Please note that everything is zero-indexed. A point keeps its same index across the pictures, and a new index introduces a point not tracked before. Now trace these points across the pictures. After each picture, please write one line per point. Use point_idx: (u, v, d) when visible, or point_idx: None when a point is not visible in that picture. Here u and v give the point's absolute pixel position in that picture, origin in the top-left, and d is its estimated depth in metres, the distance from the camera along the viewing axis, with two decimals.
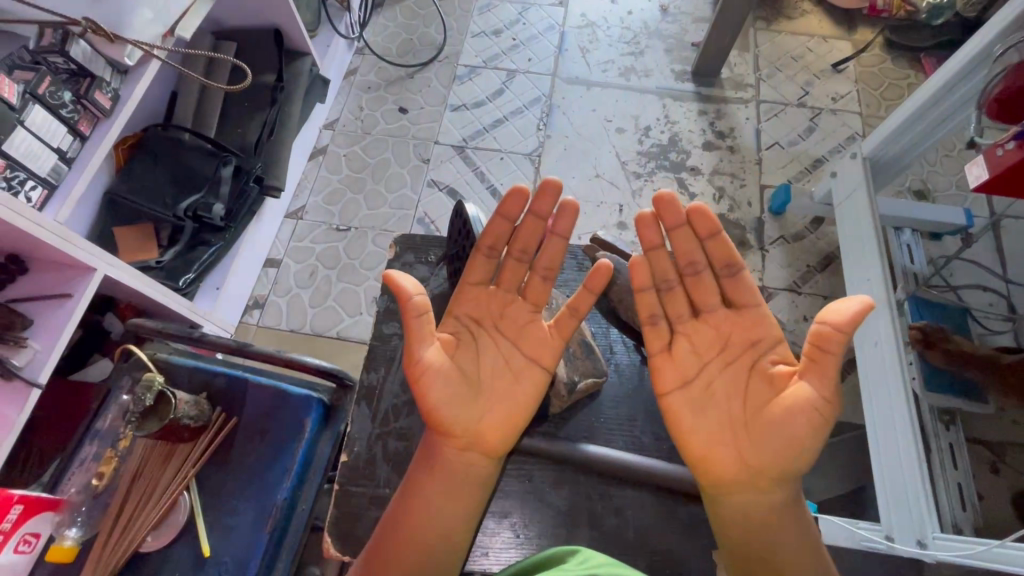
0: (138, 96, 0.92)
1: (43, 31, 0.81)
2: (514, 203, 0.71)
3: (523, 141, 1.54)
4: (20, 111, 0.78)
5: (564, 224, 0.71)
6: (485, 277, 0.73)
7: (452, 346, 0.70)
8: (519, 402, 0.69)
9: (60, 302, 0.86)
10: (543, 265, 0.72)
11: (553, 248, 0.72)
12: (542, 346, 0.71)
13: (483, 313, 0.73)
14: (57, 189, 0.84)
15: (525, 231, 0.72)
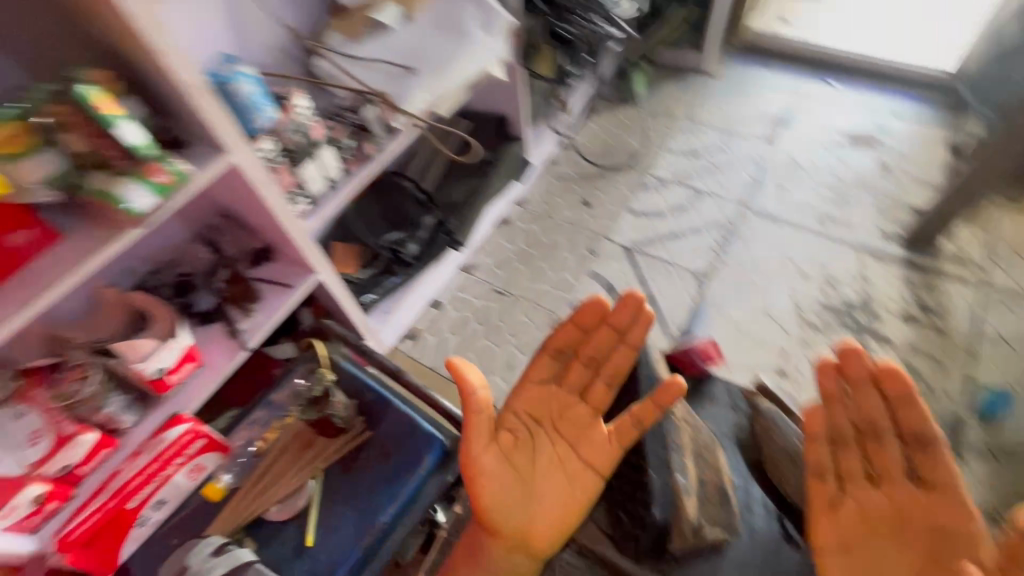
0: (394, 151, 1.14)
1: (350, 94, 1.07)
2: (587, 318, 0.80)
3: (694, 259, 1.54)
4: (319, 146, 0.99)
5: (636, 333, 0.77)
6: (549, 376, 0.81)
7: (509, 439, 0.77)
8: (569, 505, 0.73)
9: (282, 289, 1.07)
10: (615, 370, 0.78)
11: (622, 358, 0.77)
12: (597, 451, 0.75)
13: (545, 409, 0.79)
14: (315, 207, 1.06)
15: (594, 343, 0.80)
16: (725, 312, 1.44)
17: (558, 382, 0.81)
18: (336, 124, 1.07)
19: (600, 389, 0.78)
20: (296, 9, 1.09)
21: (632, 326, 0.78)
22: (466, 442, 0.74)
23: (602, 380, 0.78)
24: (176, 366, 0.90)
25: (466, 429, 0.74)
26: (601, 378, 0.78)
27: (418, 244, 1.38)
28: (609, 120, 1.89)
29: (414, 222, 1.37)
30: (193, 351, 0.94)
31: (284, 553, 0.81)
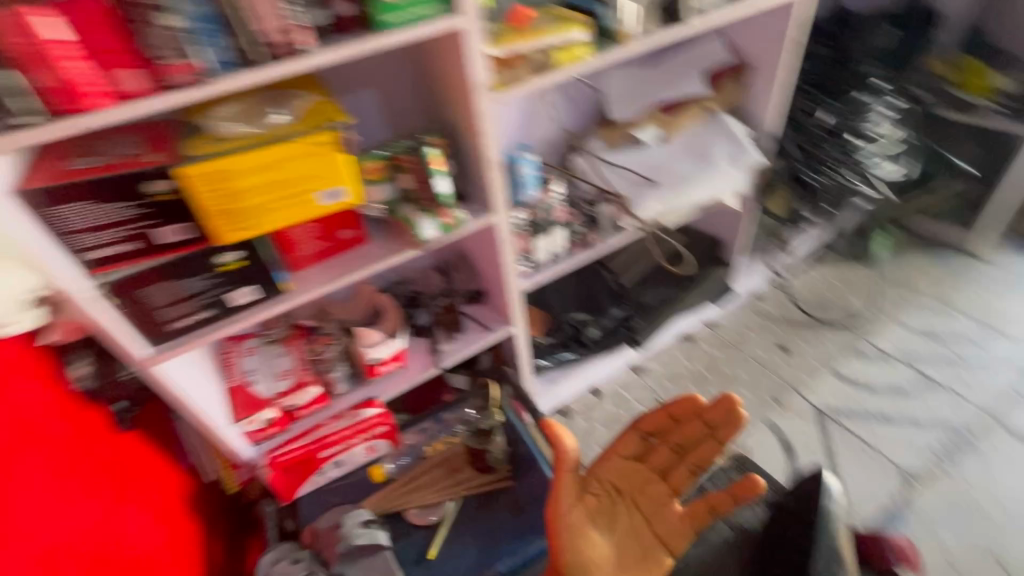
0: (612, 244, 1.27)
1: (594, 191, 1.24)
2: (683, 408, 0.79)
3: (905, 454, 1.31)
4: (555, 225, 1.16)
5: (726, 433, 0.76)
6: (634, 450, 0.81)
7: (590, 499, 0.79)
8: None
9: (481, 330, 1.23)
10: (698, 460, 0.77)
11: (709, 452, 0.77)
12: (675, 532, 0.75)
13: (628, 480, 0.79)
14: (532, 273, 1.21)
15: (684, 431, 0.79)
16: (936, 533, 1.19)
17: (642, 459, 0.81)
18: (574, 211, 1.23)
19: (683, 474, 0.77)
20: (571, 113, 1.30)
21: (724, 424, 0.77)
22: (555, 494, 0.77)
23: (686, 467, 0.78)
24: (388, 360, 1.09)
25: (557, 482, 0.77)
26: (686, 464, 0.78)
27: (600, 331, 1.46)
28: (833, 272, 1.76)
29: (603, 310, 1.47)
30: (402, 353, 1.12)
31: (407, 556, 0.90)
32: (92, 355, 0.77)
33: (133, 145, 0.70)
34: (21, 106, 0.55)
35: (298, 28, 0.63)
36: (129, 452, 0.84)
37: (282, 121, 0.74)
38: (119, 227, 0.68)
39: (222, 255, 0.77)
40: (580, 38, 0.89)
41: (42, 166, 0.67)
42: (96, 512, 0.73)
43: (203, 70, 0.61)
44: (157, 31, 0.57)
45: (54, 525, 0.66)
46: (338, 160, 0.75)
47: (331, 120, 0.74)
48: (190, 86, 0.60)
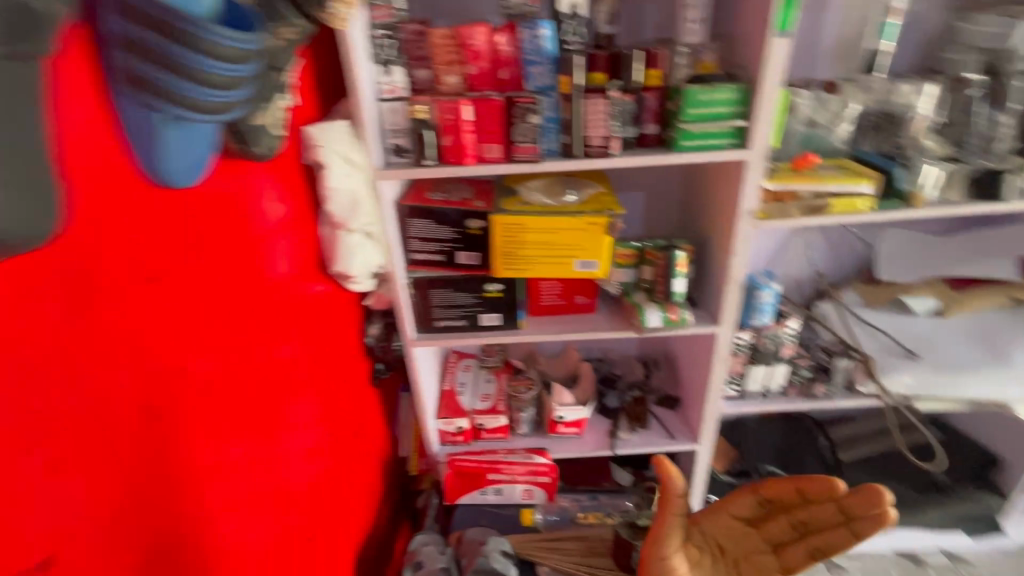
0: (840, 405, 1.12)
1: (836, 343, 1.14)
2: (823, 491, 0.69)
3: None
4: (779, 360, 1.11)
5: (865, 527, 0.66)
6: (748, 512, 0.75)
7: (692, 549, 0.75)
8: None
9: (664, 435, 1.21)
10: (823, 546, 0.69)
11: (841, 542, 0.68)
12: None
13: (737, 540, 0.75)
14: (737, 398, 1.16)
15: (813, 510, 0.70)
16: None
17: (755, 525, 0.75)
18: (805, 354, 1.14)
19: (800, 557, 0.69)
20: (831, 259, 1.24)
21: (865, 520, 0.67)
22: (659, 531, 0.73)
23: (806, 547, 0.70)
24: (569, 423, 1.17)
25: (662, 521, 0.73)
26: (806, 544, 0.70)
27: None
28: None
29: None
30: (584, 422, 1.19)
31: None
32: (382, 322, 1.04)
33: (467, 192, 0.97)
34: (430, 153, 0.84)
35: (614, 138, 0.83)
36: (369, 408, 1.07)
37: (572, 199, 0.93)
38: (437, 243, 0.94)
39: (490, 284, 0.98)
40: (866, 191, 0.90)
41: (413, 190, 0.97)
42: (339, 437, 0.95)
43: (539, 153, 0.83)
44: (523, 123, 0.81)
45: (321, 431, 0.88)
46: (603, 239, 0.91)
47: (611, 209, 0.91)
48: (530, 163, 0.84)
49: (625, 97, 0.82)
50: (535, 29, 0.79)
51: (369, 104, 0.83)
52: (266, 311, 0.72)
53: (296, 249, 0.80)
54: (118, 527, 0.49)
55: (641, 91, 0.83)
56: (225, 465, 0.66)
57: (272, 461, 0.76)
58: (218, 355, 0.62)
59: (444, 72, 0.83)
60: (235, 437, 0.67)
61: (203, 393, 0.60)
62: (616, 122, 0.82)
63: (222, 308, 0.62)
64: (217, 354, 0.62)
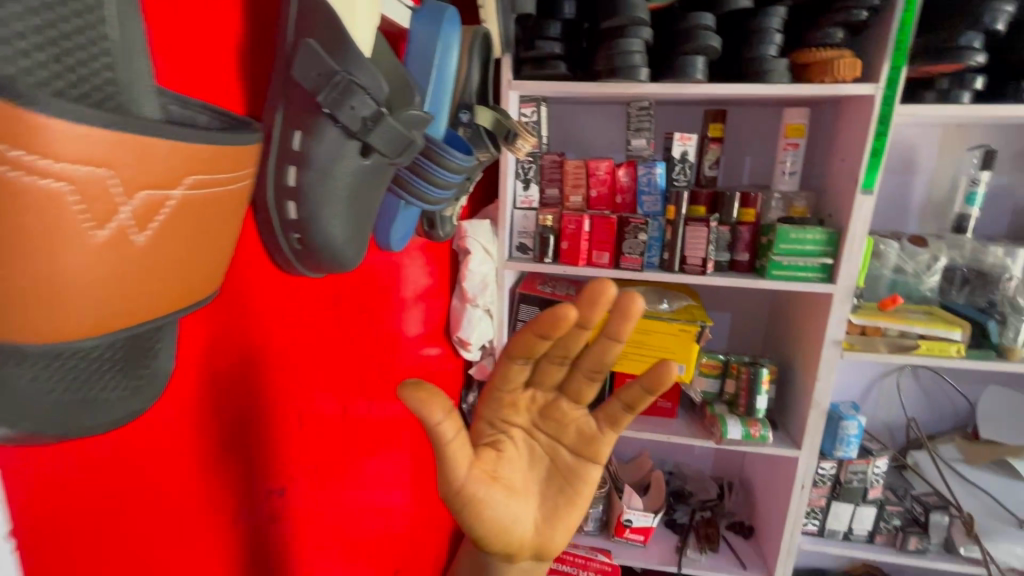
0: (939, 565, 1.06)
1: (931, 494, 1.11)
2: (558, 329, 0.54)
3: None
4: (864, 500, 1.08)
5: (613, 323, 0.56)
6: (522, 378, 0.62)
7: (502, 477, 0.59)
8: (561, 496, 0.62)
9: (735, 564, 1.15)
10: (593, 365, 0.60)
11: (600, 355, 0.59)
12: (595, 449, 0.61)
13: (522, 416, 0.63)
14: (817, 535, 1.12)
15: (568, 337, 0.58)
16: None
17: (535, 381, 0.63)
18: (894, 500, 1.11)
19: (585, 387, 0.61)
20: (925, 406, 1.22)
21: (613, 316, 0.56)
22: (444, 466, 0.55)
23: (585, 376, 0.61)
24: (636, 529, 1.17)
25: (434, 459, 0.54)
26: (581, 374, 0.61)
27: None
28: None
29: None
30: (651, 531, 1.18)
31: None
32: (479, 391, 1.16)
33: (570, 289, 1.13)
34: (549, 254, 1.01)
35: (710, 260, 0.95)
36: None
37: (664, 308, 1.06)
38: None
39: None
40: (957, 338, 0.94)
41: (526, 281, 1.15)
42: (419, 505, 1.00)
43: (642, 264, 0.98)
44: (633, 239, 0.98)
45: (408, 494, 0.94)
46: (692, 346, 1.01)
47: (702, 319, 1.01)
48: (631, 270, 0.99)
49: (722, 228, 0.97)
50: (651, 168, 0.98)
51: (507, 211, 1.03)
52: (397, 370, 0.85)
53: (429, 317, 0.96)
54: (287, 521, 0.58)
55: (737, 225, 0.97)
56: (362, 486, 0.77)
57: (382, 500, 0.85)
58: (364, 399, 0.74)
59: (571, 192, 1.03)
60: (371, 464, 0.79)
61: (364, 415, 0.75)
62: (713, 247, 0.96)
63: (374, 360, 0.75)
64: (376, 388, 0.78)
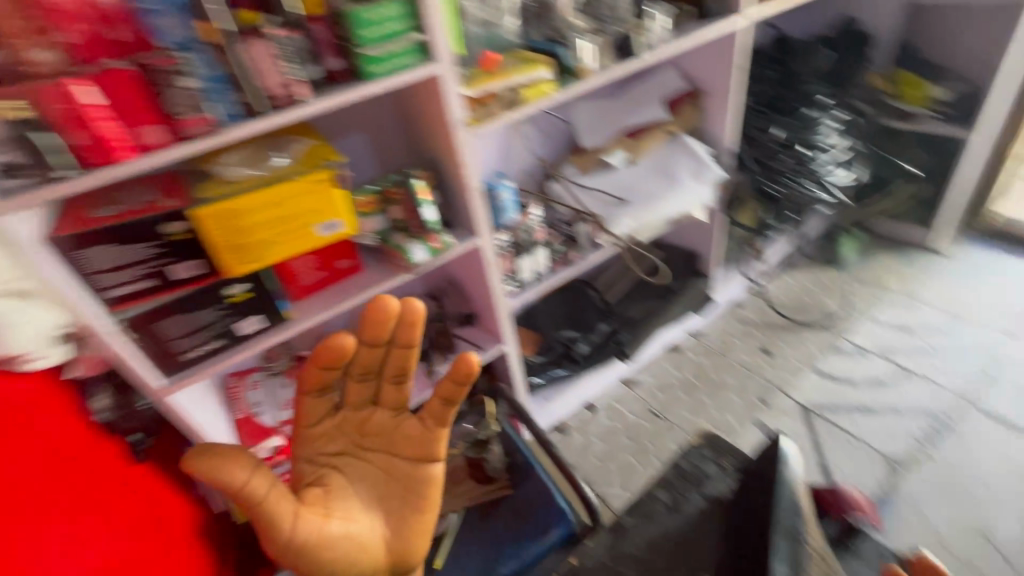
0: (591, 261, 1.37)
1: (574, 215, 1.34)
2: (340, 350, 0.73)
3: (900, 419, 1.43)
4: (536, 246, 1.25)
5: (400, 337, 0.75)
6: (328, 410, 0.80)
7: (336, 509, 0.76)
8: (399, 491, 0.80)
9: (474, 350, 1.29)
10: (397, 373, 0.78)
11: (396, 362, 0.77)
12: (417, 447, 0.80)
13: (343, 440, 0.81)
14: (519, 291, 1.29)
15: (363, 359, 0.76)
16: (920, 512, 1.24)
17: (344, 404, 0.81)
18: (553, 232, 1.32)
19: (392, 392, 0.79)
20: (547, 144, 1.43)
21: (393, 338, 0.76)
22: (276, 529, 0.70)
23: (392, 385, 0.79)
24: None
25: (267, 527, 0.70)
26: (388, 384, 0.79)
27: (590, 346, 1.56)
28: (808, 277, 1.88)
29: (590, 327, 1.58)
30: None
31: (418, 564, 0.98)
32: (110, 390, 0.81)
33: (148, 193, 0.78)
34: (60, 161, 0.63)
35: (294, 82, 0.73)
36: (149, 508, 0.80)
37: (283, 163, 0.84)
38: (132, 267, 0.75)
39: (230, 288, 0.85)
40: (545, 75, 1.01)
41: (69, 214, 0.74)
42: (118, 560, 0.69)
43: (217, 123, 0.70)
44: (176, 90, 0.66)
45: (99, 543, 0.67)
46: (334, 195, 0.85)
47: (328, 160, 0.85)
48: (207, 135, 0.70)
49: (290, 33, 0.72)
50: None
51: None
52: None
53: None
54: None
55: (304, 23, 0.74)
56: None
57: None
58: None
59: (26, 48, 0.61)
60: None
61: None
62: (290, 64, 0.72)
63: None
64: None
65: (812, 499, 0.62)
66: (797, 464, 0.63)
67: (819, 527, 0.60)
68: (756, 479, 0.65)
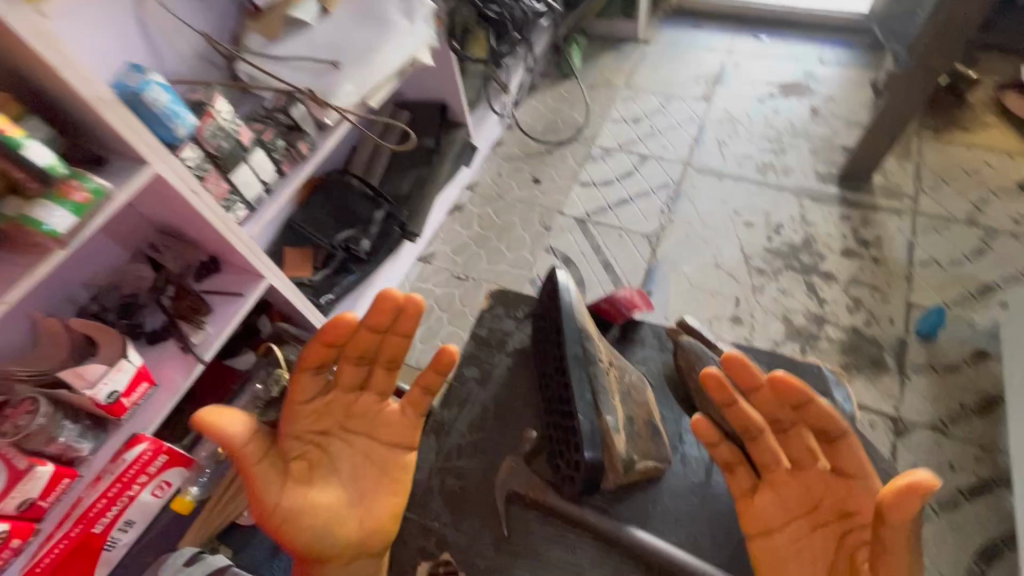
0: (327, 147, 1.14)
1: (278, 96, 1.06)
2: (336, 332, 0.67)
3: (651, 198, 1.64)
4: (248, 150, 0.98)
5: (401, 326, 0.69)
6: (317, 391, 0.72)
7: (318, 481, 0.70)
8: (382, 477, 0.71)
9: (233, 298, 1.05)
10: (391, 359, 0.71)
11: (393, 349, 0.70)
12: (399, 435, 0.72)
13: (328, 421, 0.73)
14: (255, 212, 1.04)
15: (360, 343, 0.70)
16: (679, 269, 1.49)
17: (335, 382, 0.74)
18: (264, 123, 1.04)
19: (384, 377, 0.72)
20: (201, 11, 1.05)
21: (391, 324, 0.69)
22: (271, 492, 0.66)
23: (385, 371, 0.72)
24: (130, 390, 0.88)
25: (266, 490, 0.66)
26: (382, 369, 0.72)
27: (371, 239, 1.42)
28: (549, 97, 1.94)
29: (365, 219, 1.42)
30: (145, 372, 0.91)
31: (261, 553, 0.84)
32: None
33: None
34: None
35: None
36: None
37: None
38: None
39: None
40: None
41: None
42: None
43: None
44: None
45: None
46: None
47: None
48: None
49: None
50: None
51: None
52: None
53: None
54: None
55: None
56: None
57: None
58: None
59: None
60: None
61: None
62: None
63: None
64: None
65: (590, 313, 0.65)
66: (573, 288, 0.65)
67: (604, 338, 0.64)
68: (544, 318, 0.67)
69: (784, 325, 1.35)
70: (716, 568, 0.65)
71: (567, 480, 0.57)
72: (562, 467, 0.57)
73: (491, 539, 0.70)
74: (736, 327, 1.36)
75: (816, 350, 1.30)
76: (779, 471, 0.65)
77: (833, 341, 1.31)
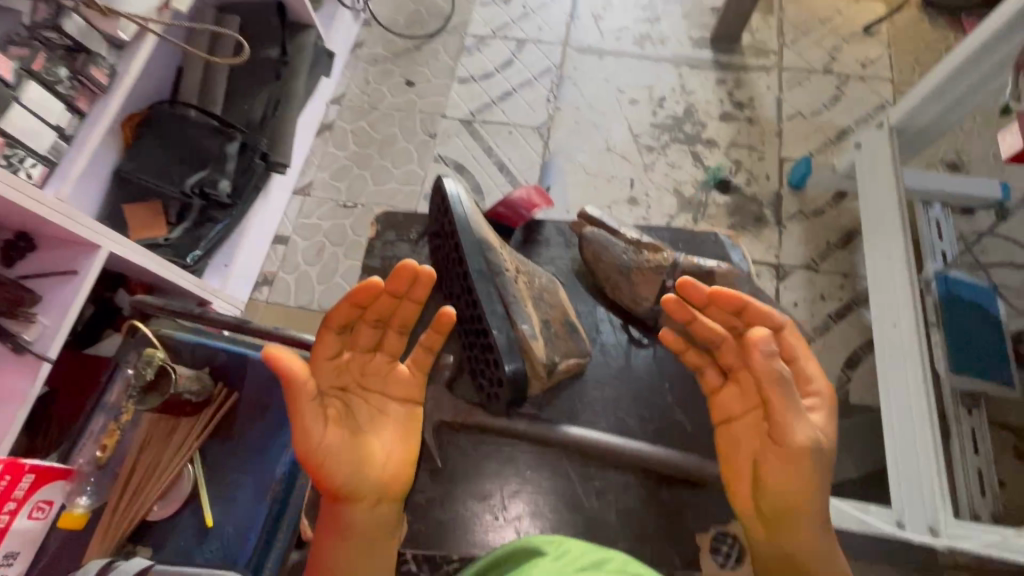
0: (135, 72, 0.90)
1: (36, 5, 0.80)
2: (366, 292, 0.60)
3: (535, 87, 1.55)
4: (17, 88, 0.77)
5: (422, 294, 0.62)
6: (334, 350, 0.63)
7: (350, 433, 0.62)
8: (406, 437, 0.64)
9: (67, 278, 0.86)
10: (405, 324, 0.64)
11: (409, 314, 0.63)
12: (413, 397, 0.65)
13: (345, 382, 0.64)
14: (58, 168, 0.82)
15: (382, 305, 0.63)
16: (573, 159, 1.46)
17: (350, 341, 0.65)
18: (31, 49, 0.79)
19: (399, 341, 0.64)
20: None
21: (411, 286, 0.61)
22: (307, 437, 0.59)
23: (399, 334, 0.64)
24: None
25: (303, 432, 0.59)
26: (395, 332, 0.64)
27: (231, 178, 1.22)
28: None
29: (216, 155, 1.21)
30: None
31: (187, 542, 0.75)
32: None
33: None
34: None
35: None
36: None
37: None
38: None
39: None
40: None
41: None
42: None
43: None
44: None
45: None
46: None
47: None
48: None
49: None
50: None
51: None
52: None
53: None
54: None
55: None
56: None
57: None
58: None
59: None
60: None
61: None
62: None
63: None
64: None
65: (487, 221, 0.60)
66: (465, 196, 0.59)
67: (507, 245, 0.60)
68: (439, 234, 0.61)
69: (676, 197, 1.39)
70: (645, 442, 0.70)
71: (494, 397, 0.55)
72: (486, 386, 0.55)
73: (428, 473, 0.69)
74: (634, 208, 1.39)
75: (706, 217, 1.37)
76: (743, 370, 0.65)
77: (720, 206, 1.38)
